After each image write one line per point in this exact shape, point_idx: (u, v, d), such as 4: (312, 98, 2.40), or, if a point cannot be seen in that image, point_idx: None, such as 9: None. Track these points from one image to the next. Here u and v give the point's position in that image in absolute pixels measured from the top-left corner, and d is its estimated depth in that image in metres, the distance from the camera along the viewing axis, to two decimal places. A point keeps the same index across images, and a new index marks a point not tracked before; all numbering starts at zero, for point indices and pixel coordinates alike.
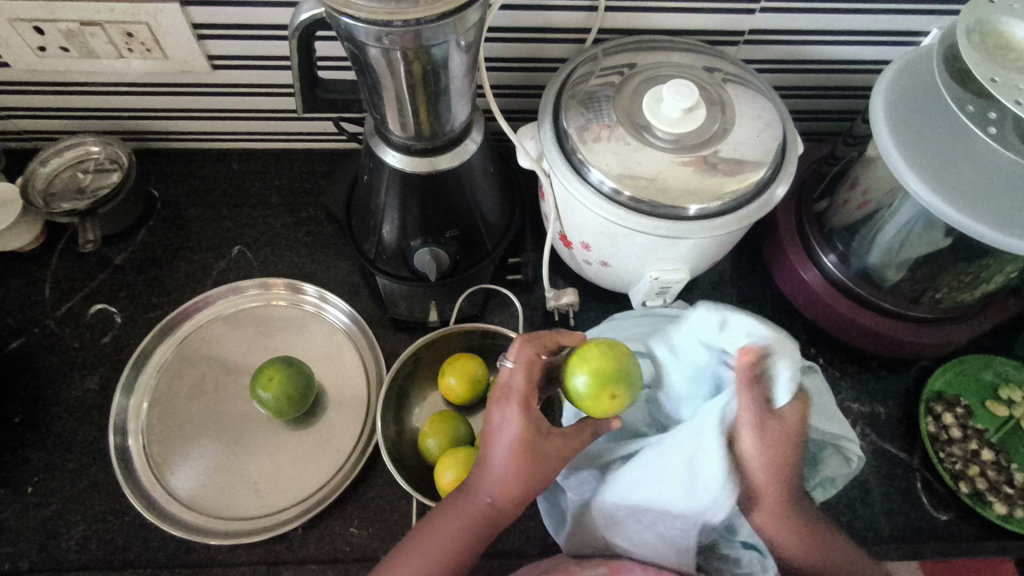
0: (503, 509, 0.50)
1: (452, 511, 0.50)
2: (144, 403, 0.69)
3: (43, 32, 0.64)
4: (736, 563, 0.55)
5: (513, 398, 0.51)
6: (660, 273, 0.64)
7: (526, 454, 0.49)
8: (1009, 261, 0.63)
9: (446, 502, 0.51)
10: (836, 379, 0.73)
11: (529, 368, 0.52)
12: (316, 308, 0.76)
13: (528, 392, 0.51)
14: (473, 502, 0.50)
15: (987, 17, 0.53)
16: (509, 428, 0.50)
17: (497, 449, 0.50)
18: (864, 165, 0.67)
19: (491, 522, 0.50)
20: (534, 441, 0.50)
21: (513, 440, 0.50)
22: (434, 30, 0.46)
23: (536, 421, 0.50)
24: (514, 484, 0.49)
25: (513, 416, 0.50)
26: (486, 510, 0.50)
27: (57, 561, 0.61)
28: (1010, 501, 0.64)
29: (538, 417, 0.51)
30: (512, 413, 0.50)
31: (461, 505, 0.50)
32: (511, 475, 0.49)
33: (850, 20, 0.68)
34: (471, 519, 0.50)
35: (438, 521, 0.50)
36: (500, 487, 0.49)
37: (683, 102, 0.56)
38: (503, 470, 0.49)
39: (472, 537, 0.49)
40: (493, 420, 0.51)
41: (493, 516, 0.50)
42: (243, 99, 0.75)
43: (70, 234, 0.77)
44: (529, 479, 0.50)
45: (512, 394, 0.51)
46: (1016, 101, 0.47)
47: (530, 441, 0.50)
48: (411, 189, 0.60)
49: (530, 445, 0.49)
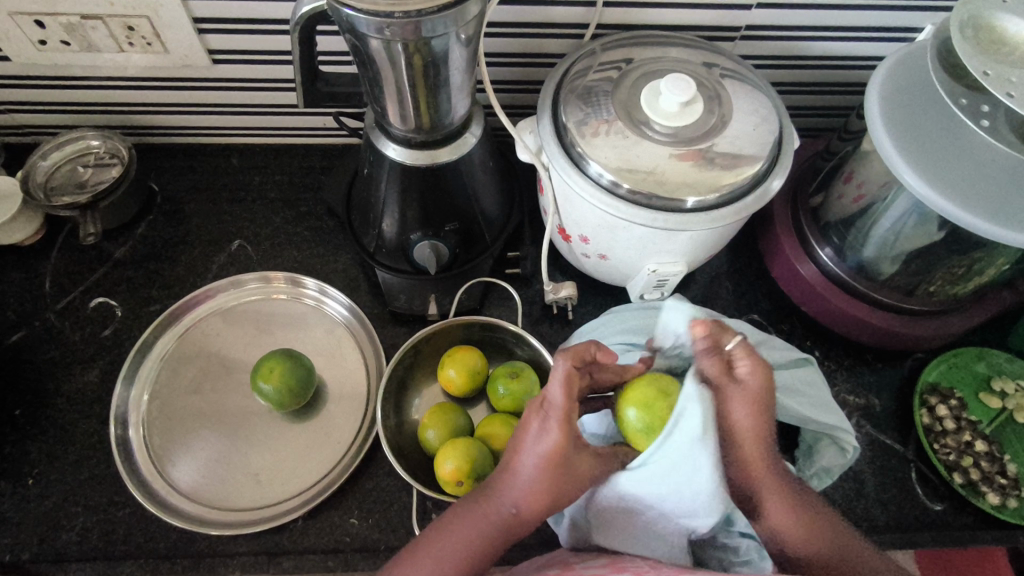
0: (525, 521, 0.49)
1: (472, 517, 0.49)
2: (145, 395, 0.69)
3: (44, 26, 0.64)
4: (733, 551, 0.55)
5: (553, 416, 0.47)
6: (658, 266, 0.64)
7: (556, 471, 0.47)
8: (1001, 253, 0.63)
9: (464, 506, 0.50)
10: (832, 372, 0.74)
11: (572, 383, 0.48)
12: (315, 303, 0.76)
13: (567, 411, 0.47)
14: (495, 511, 0.49)
15: (980, 12, 0.54)
16: (542, 445, 0.47)
17: (525, 465, 0.48)
18: (859, 160, 0.68)
19: (513, 532, 0.49)
20: (566, 458, 0.48)
21: (544, 457, 0.47)
22: (435, 22, 0.46)
23: (571, 439, 0.48)
24: (540, 499, 0.48)
25: (549, 435, 0.47)
26: (507, 521, 0.49)
27: (58, 551, 0.61)
28: (1003, 492, 0.65)
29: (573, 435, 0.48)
30: (549, 430, 0.47)
31: (480, 511, 0.49)
32: (537, 489, 0.48)
33: (845, 16, 0.69)
34: (491, 527, 0.49)
35: (457, 523, 0.50)
36: (524, 499, 0.48)
37: (680, 96, 0.56)
38: (528, 485, 0.48)
39: (491, 544, 0.49)
40: (528, 434, 0.48)
41: (514, 527, 0.49)
42: (243, 94, 0.75)
43: (69, 228, 0.77)
44: (556, 495, 0.48)
45: (552, 409, 0.47)
46: (1007, 94, 0.48)
47: (564, 460, 0.47)
48: (412, 183, 0.61)
49: (561, 461, 0.47)
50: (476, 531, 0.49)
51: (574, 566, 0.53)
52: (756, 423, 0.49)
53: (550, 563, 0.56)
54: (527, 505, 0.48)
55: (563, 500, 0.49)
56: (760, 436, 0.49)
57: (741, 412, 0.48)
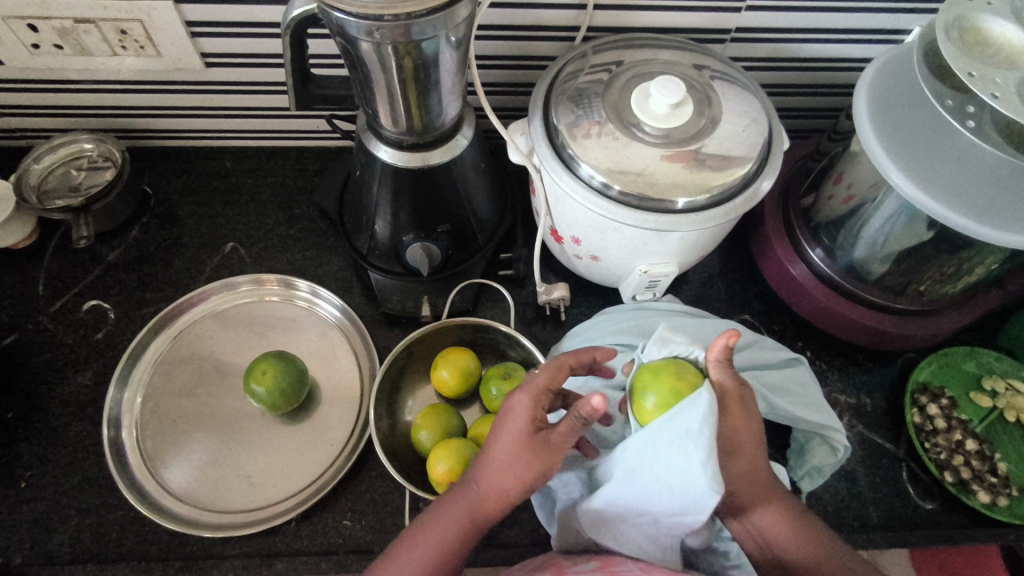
0: (494, 505, 0.49)
1: (445, 500, 0.51)
2: (138, 397, 0.69)
3: (37, 30, 0.65)
4: (724, 556, 0.57)
5: (524, 390, 0.50)
6: (649, 266, 0.64)
7: (525, 449, 0.47)
8: (989, 253, 0.64)
9: (443, 498, 0.51)
10: (824, 372, 0.74)
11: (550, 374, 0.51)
12: (308, 304, 0.76)
13: (537, 387, 0.50)
14: (463, 491, 0.50)
15: (966, 14, 0.54)
16: (509, 419, 0.49)
17: (498, 445, 0.49)
18: (849, 160, 0.68)
19: (483, 517, 0.49)
20: (535, 436, 0.48)
21: (511, 433, 0.48)
22: (425, 24, 0.47)
23: (538, 417, 0.49)
24: (503, 476, 0.48)
25: (516, 407, 0.49)
26: (475, 504, 0.49)
27: (50, 555, 0.61)
28: (993, 490, 0.66)
29: (541, 412, 0.49)
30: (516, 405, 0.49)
31: (453, 498, 0.50)
32: (507, 471, 0.48)
33: (834, 18, 0.69)
34: (458, 508, 0.49)
35: (432, 510, 0.51)
36: (494, 483, 0.48)
37: (670, 98, 0.57)
38: (495, 465, 0.48)
39: (464, 530, 0.49)
40: (501, 411, 0.51)
41: (486, 511, 0.49)
42: (236, 97, 0.76)
43: (62, 232, 0.77)
44: (522, 473, 0.47)
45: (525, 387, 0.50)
46: (992, 95, 0.48)
47: (528, 433, 0.48)
48: (403, 184, 0.61)
49: (525, 435, 0.48)
50: (446, 512, 0.50)
51: (567, 567, 0.53)
52: (751, 445, 0.49)
53: (542, 564, 0.56)
54: (497, 489, 0.48)
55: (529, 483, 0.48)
56: (750, 456, 0.49)
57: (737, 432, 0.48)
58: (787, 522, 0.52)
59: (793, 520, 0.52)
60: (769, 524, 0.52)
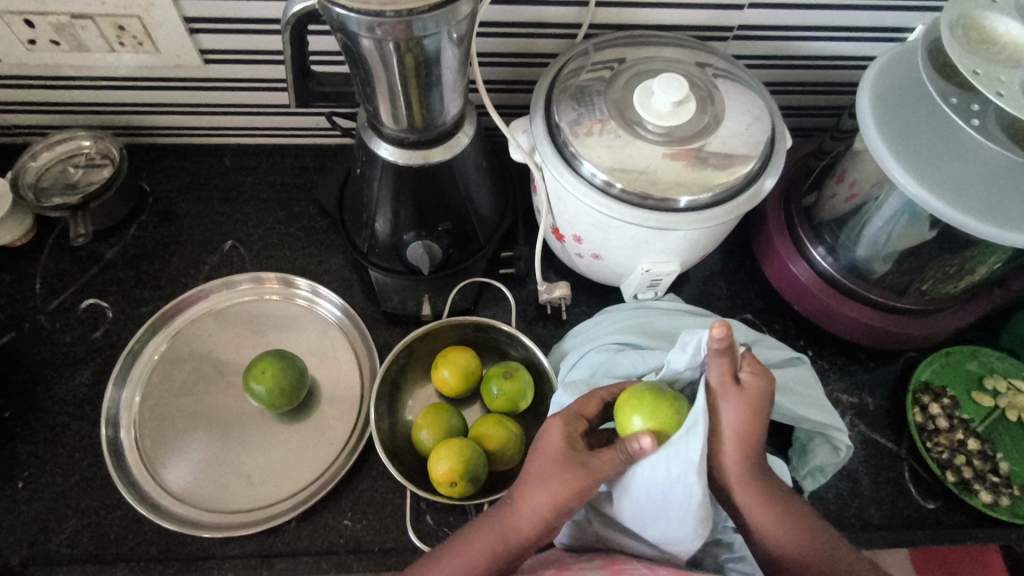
0: (528, 525, 0.49)
1: (481, 520, 0.51)
2: (137, 396, 0.69)
3: (34, 26, 0.64)
4: (727, 547, 0.57)
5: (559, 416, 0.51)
6: (651, 265, 0.64)
7: (556, 466, 0.48)
8: (992, 253, 0.64)
9: (480, 517, 0.52)
10: (825, 372, 0.74)
11: (586, 402, 0.52)
12: (308, 303, 0.76)
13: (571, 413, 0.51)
14: (498, 509, 0.51)
15: (970, 12, 0.54)
16: (543, 440, 0.50)
17: (533, 465, 0.50)
18: (851, 159, 0.68)
19: (518, 535, 0.49)
20: (568, 454, 0.48)
21: (546, 453, 0.49)
22: (426, 21, 0.46)
23: (572, 438, 0.49)
24: (533, 492, 0.48)
25: (549, 429, 0.50)
26: (508, 522, 0.50)
27: (48, 555, 0.60)
28: (995, 489, 0.66)
29: (575, 434, 0.50)
30: (553, 427, 0.51)
31: (491, 516, 0.51)
32: (538, 486, 0.48)
33: (837, 16, 0.69)
34: (491, 524, 0.50)
35: (468, 529, 0.52)
36: (529, 502, 0.49)
37: (673, 95, 0.57)
38: (528, 484, 0.49)
39: (496, 548, 0.49)
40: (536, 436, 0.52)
41: (520, 528, 0.49)
42: (235, 94, 0.75)
43: (60, 229, 0.77)
44: (551, 491, 0.48)
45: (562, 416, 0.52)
46: (997, 93, 0.48)
47: (559, 451, 0.48)
48: (405, 182, 0.61)
49: (556, 454, 0.48)
50: (480, 529, 0.51)
51: (570, 567, 0.53)
52: (748, 429, 0.46)
53: (545, 564, 0.56)
54: (532, 506, 0.49)
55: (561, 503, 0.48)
56: (745, 440, 0.46)
57: (732, 415, 0.45)
58: (778, 514, 0.49)
59: (785, 513, 0.49)
60: (757, 515, 0.49)
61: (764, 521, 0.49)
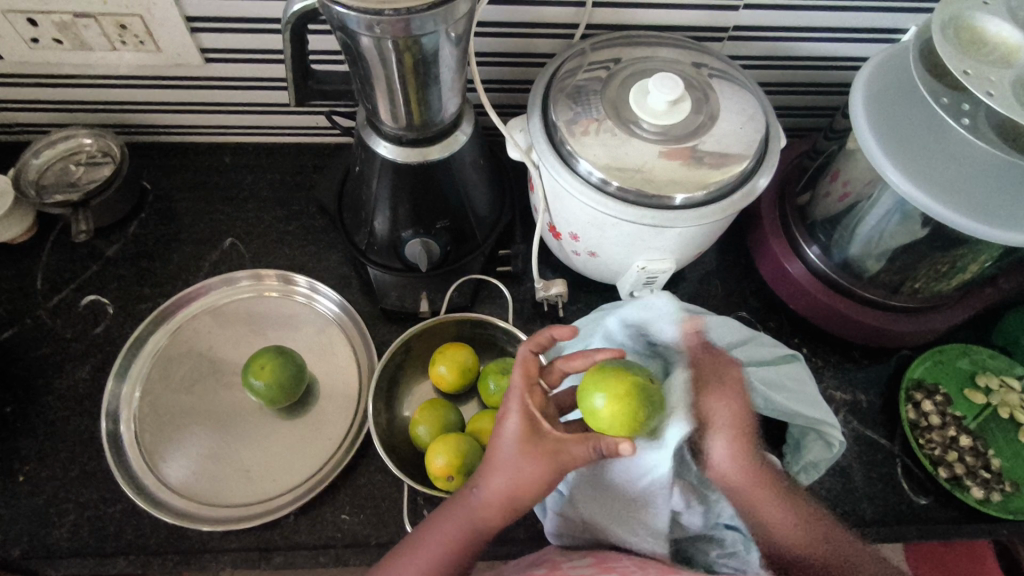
0: (500, 515, 0.51)
1: (447, 509, 0.52)
2: (137, 391, 0.69)
3: (37, 24, 0.65)
4: (718, 542, 0.57)
5: (511, 397, 0.52)
6: (647, 263, 0.65)
7: (521, 453, 0.50)
8: (984, 250, 0.65)
9: (445, 504, 0.53)
10: (819, 369, 0.74)
11: (526, 366, 0.53)
12: (307, 300, 0.77)
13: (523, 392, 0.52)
14: (464, 498, 0.52)
15: (962, 13, 0.54)
16: (505, 426, 0.51)
17: (493, 451, 0.51)
18: (845, 158, 0.69)
19: (486, 521, 0.51)
20: (529, 439, 0.50)
21: (506, 440, 0.50)
22: (424, 19, 0.47)
23: (532, 419, 0.51)
24: (501, 481, 0.50)
25: (510, 414, 0.51)
26: (477, 511, 0.51)
27: (48, 548, 0.61)
28: (986, 486, 0.66)
29: (535, 415, 0.51)
30: (509, 413, 0.51)
31: (456, 506, 0.52)
32: (503, 473, 0.50)
33: (832, 17, 0.70)
34: (459, 516, 0.51)
35: (432, 522, 0.52)
36: (494, 489, 0.50)
37: (668, 94, 0.57)
38: (493, 472, 0.50)
39: (464, 536, 0.51)
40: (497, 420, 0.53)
41: (487, 515, 0.51)
42: (236, 92, 0.76)
43: (61, 226, 0.77)
44: (524, 476, 0.50)
45: (509, 395, 0.52)
46: (986, 93, 0.49)
47: (526, 436, 0.50)
48: (403, 180, 0.61)
49: (523, 443, 0.50)
50: (450, 523, 0.51)
51: (562, 565, 0.53)
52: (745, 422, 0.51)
53: (538, 562, 0.56)
54: (495, 493, 0.50)
55: (527, 491, 0.50)
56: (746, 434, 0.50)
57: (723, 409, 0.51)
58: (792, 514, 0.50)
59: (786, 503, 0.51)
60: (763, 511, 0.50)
61: (777, 517, 0.50)
